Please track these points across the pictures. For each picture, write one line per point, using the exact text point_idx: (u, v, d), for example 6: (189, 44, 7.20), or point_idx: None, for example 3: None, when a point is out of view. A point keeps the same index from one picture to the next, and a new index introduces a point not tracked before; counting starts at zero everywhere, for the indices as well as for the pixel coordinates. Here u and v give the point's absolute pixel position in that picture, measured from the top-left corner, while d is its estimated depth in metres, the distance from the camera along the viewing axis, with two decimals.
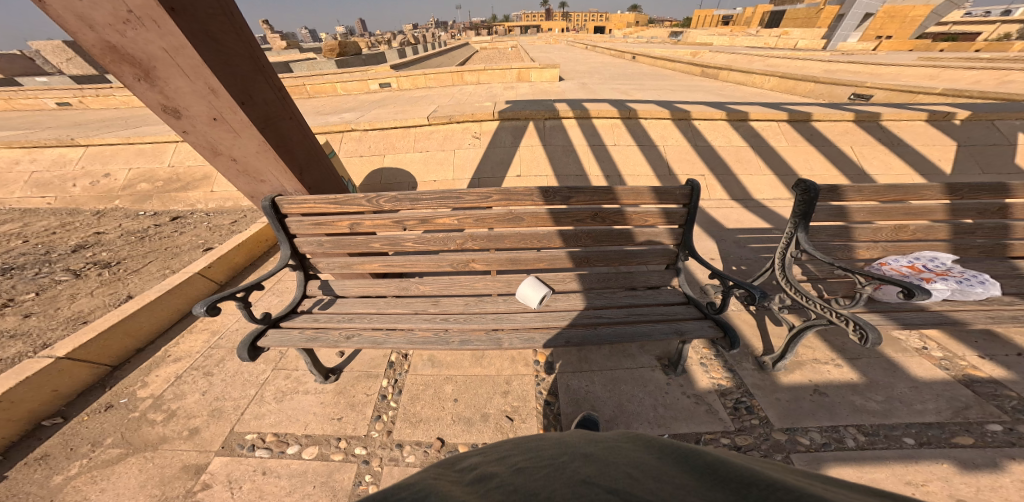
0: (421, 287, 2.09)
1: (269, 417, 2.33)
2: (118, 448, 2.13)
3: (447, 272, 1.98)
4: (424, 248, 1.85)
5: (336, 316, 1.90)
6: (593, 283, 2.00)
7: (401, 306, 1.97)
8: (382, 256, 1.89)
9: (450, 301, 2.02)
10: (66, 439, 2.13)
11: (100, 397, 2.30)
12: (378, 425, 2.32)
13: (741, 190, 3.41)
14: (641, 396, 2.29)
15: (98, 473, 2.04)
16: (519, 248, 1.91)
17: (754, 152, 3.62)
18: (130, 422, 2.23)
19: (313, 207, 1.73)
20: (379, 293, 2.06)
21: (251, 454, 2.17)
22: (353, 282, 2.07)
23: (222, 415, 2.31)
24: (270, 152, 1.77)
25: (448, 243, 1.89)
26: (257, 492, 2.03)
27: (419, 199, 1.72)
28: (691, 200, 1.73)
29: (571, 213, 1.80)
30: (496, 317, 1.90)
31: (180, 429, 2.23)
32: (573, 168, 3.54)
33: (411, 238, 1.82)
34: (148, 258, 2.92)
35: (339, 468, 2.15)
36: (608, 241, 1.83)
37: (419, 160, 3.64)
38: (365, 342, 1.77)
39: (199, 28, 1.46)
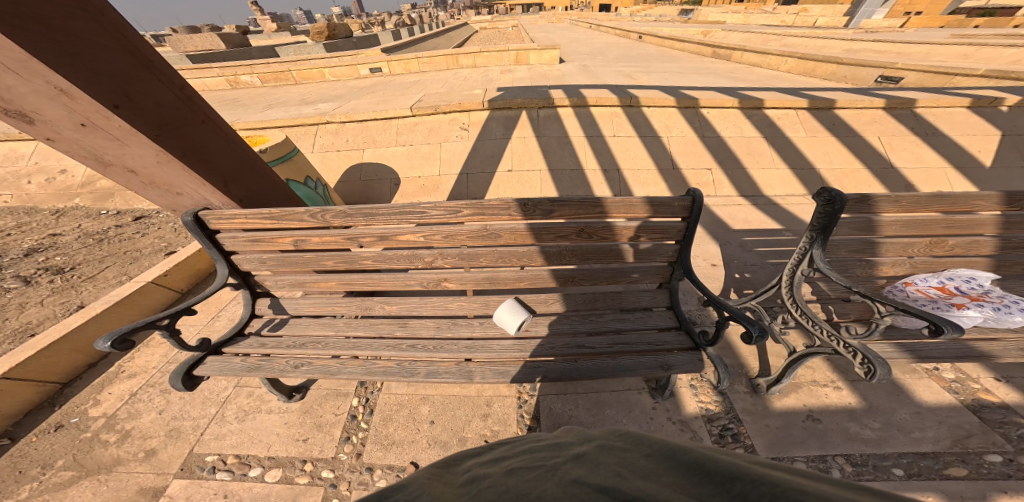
0: (387, 307, 1.88)
1: (231, 437, 2.15)
2: (70, 470, 1.98)
3: (418, 291, 1.78)
4: (392, 262, 1.66)
5: (293, 342, 1.74)
6: (579, 303, 1.80)
7: (363, 329, 1.79)
8: (337, 274, 1.71)
9: (420, 323, 1.83)
10: (16, 461, 1.99)
11: (49, 417, 2.14)
12: (346, 447, 2.14)
13: (752, 186, 3.14)
14: (624, 420, 2.09)
15: (49, 497, 1.89)
16: (496, 265, 1.70)
17: (767, 144, 3.29)
18: (83, 443, 2.08)
19: (243, 222, 1.53)
20: (338, 313, 1.88)
21: (211, 477, 2.01)
22: (309, 301, 1.89)
23: (179, 435, 2.14)
24: (170, 161, 1.60)
25: (412, 259, 1.66)
26: None
27: (379, 212, 1.51)
28: (691, 212, 1.47)
29: (555, 228, 1.56)
30: (470, 345, 1.72)
31: (136, 450, 2.07)
32: (569, 162, 3.28)
33: (371, 256, 1.63)
34: (105, 263, 2.75)
35: (305, 492, 1.98)
36: (596, 258, 1.61)
37: (402, 155, 3.39)
38: (316, 372, 1.63)
39: (15, 11, 1.17)
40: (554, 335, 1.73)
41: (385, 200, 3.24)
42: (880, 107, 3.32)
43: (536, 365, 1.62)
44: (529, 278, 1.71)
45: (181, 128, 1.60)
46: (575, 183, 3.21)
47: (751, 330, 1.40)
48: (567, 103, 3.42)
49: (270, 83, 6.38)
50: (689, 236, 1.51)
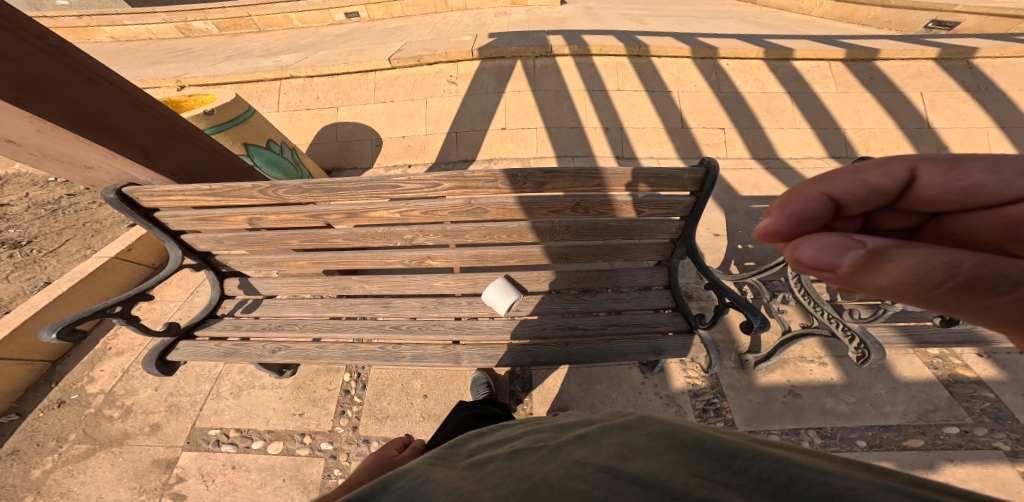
0: (366, 286, 1.74)
1: (229, 412, 2.16)
2: (84, 443, 2.03)
3: (398, 268, 1.66)
4: (364, 238, 1.51)
5: (267, 325, 1.64)
6: (570, 282, 1.67)
7: (342, 309, 1.69)
8: (307, 251, 1.58)
9: (404, 303, 1.71)
10: (29, 435, 2.04)
11: (49, 394, 2.17)
12: (343, 420, 2.13)
13: (766, 147, 2.94)
14: (611, 395, 2.06)
15: (75, 467, 1.97)
16: (482, 241, 1.55)
17: (788, 100, 3.01)
18: (88, 418, 2.11)
19: (191, 200, 1.37)
20: (314, 292, 1.75)
21: (217, 449, 2.04)
22: (281, 281, 1.76)
23: (180, 410, 2.16)
24: (55, 131, 1.36)
25: (386, 235, 1.51)
26: (229, 485, 1.93)
27: (343, 184, 1.34)
28: (702, 187, 1.30)
29: (548, 202, 1.39)
30: (458, 327, 1.63)
31: (142, 424, 2.11)
32: (567, 119, 3.03)
33: (343, 234, 1.50)
34: (66, 237, 2.62)
35: (308, 462, 2.00)
36: (595, 236, 1.46)
37: (383, 113, 3.14)
38: (296, 357, 1.55)
39: None
40: (545, 315, 1.65)
41: (366, 165, 3.12)
42: (932, 59, 2.98)
43: (528, 350, 1.52)
44: (523, 248, 1.58)
45: (56, 89, 1.31)
46: (574, 141, 3.00)
47: (751, 320, 1.28)
48: (567, 51, 3.05)
49: (230, 31, 5.84)
50: (697, 214, 1.35)
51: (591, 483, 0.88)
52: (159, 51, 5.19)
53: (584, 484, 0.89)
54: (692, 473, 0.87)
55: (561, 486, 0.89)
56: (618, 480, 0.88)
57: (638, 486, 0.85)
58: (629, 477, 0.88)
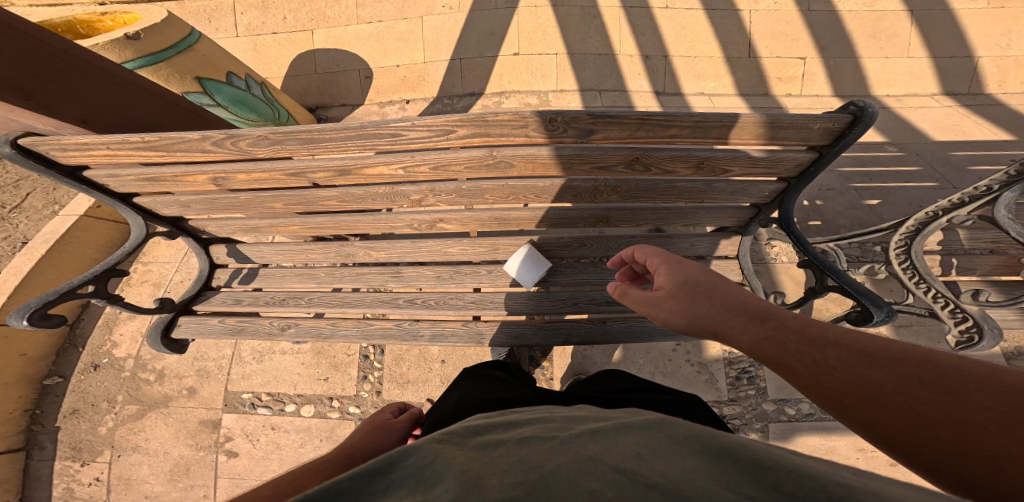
0: (372, 253, 1.45)
1: (257, 376, 2.32)
2: (134, 405, 2.38)
3: (404, 232, 1.40)
4: (360, 200, 1.24)
5: (263, 299, 1.41)
6: (610, 248, 1.40)
7: (349, 280, 1.44)
8: (295, 214, 1.30)
9: (415, 273, 1.45)
10: (82, 396, 2.41)
11: (82, 359, 2.46)
12: (366, 386, 2.21)
13: (856, 84, 2.51)
14: (640, 360, 1.91)
15: (133, 425, 2.35)
16: (502, 200, 1.28)
17: (907, 21, 2.50)
18: (128, 381, 2.42)
19: (143, 157, 1.07)
20: (316, 261, 1.46)
21: (255, 411, 2.27)
22: (276, 248, 1.44)
23: (210, 374, 2.35)
24: None
25: (380, 193, 1.21)
26: (275, 443, 2.23)
27: (324, 130, 1.01)
28: (835, 139, 0.98)
29: (600, 155, 1.07)
30: (478, 301, 1.42)
31: (178, 388, 2.36)
32: (594, 43, 2.54)
33: (335, 196, 1.21)
34: (25, 189, 2.29)
35: (341, 424, 2.21)
36: (647, 197, 1.20)
37: (371, 35, 2.64)
38: (307, 336, 1.37)
39: None
40: (578, 286, 1.44)
41: (356, 102, 2.69)
42: None
43: (558, 328, 1.34)
44: (569, 210, 1.28)
45: None
46: (603, 72, 2.54)
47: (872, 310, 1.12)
48: None
49: None
50: (810, 175, 1.07)
51: (604, 483, 0.63)
52: None
53: (595, 484, 0.62)
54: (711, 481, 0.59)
55: (568, 485, 0.63)
56: (633, 485, 0.61)
57: (658, 494, 0.58)
58: (646, 482, 0.61)
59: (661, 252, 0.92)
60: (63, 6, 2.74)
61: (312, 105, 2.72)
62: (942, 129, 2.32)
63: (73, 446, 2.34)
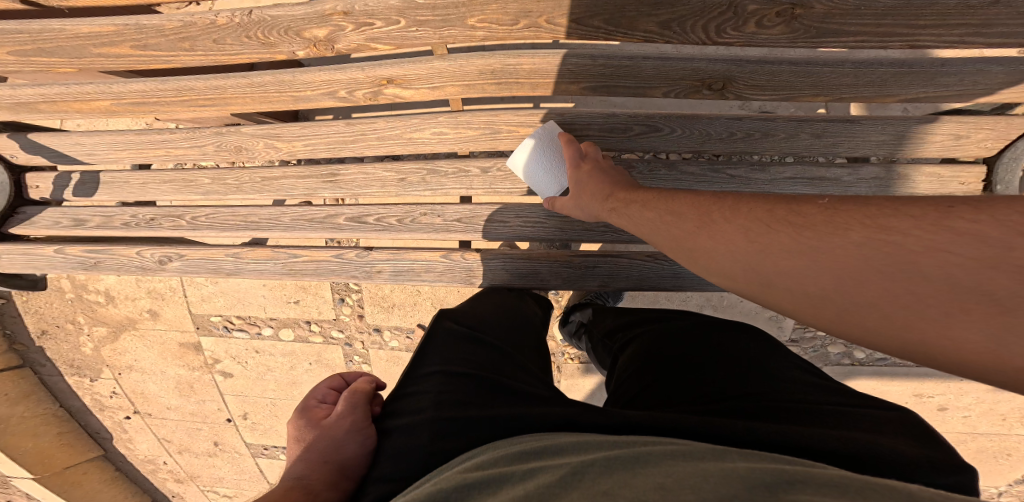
0: (275, 145, 0.91)
1: (220, 298, 1.89)
2: (100, 327, 2.01)
3: (340, 99, 0.84)
4: (171, 53, 0.83)
5: (123, 219, 1.00)
6: (709, 138, 0.90)
7: (270, 191, 0.94)
8: (109, 74, 0.91)
9: (348, 181, 0.93)
10: (40, 317, 2.03)
11: None
12: (346, 309, 1.84)
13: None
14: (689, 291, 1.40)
15: (113, 346, 2.05)
16: (504, 32, 0.72)
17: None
18: (79, 302, 1.98)
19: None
20: (202, 159, 0.96)
21: (231, 335, 1.95)
22: (105, 140, 0.96)
23: (163, 296, 1.91)
24: None
25: (167, 28, 0.77)
26: (263, 366, 1.99)
27: None
28: None
29: None
30: (467, 219, 0.93)
31: (137, 310, 1.95)
32: None
33: (112, 29, 0.80)
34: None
35: (325, 348, 1.91)
36: (886, 25, 0.69)
37: None
38: (204, 270, 1.00)
39: None
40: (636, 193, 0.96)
41: None
42: None
43: (594, 265, 0.95)
44: (706, 60, 0.75)
45: None
46: None
47: None
48: None
49: None
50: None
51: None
52: None
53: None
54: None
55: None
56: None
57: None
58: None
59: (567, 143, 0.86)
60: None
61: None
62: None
63: (72, 364, 2.11)
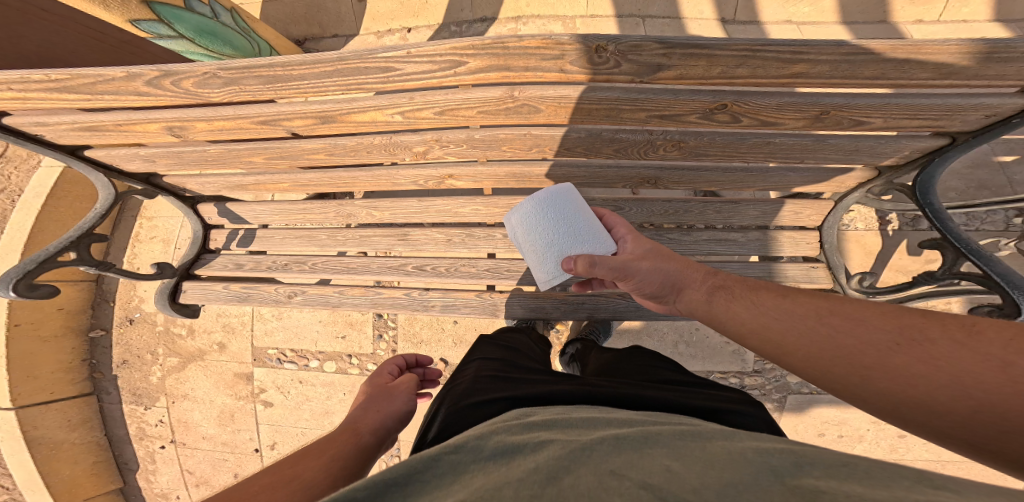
0: (375, 213, 1.31)
1: (280, 333, 2.25)
2: (173, 357, 2.36)
3: (412, 190, 1.27)
4: (345, 157, 1.14)
5: (234, 263, 1.39)
6: (652, 214, 1.28)
7: (353, 245, 1.32)
8: (287, 171, 1.24)
9: (422, 236, 1.31)
10: (126, 348, 2.39)
11: (116, 313, 2.37)
12: (382, 344, 2.17)
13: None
14: (665, 328, 1.76)
15: (177, 376, 2.37)
16: (525, 153, 1.11)
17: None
18: (164, 334, 2.35)
19: (64, 99, 0.96)
20: (315, 224, 1.34)
21: (283, 366, 2.27)
22: (273, 208, 1.35)
23: (234, 330, 2.29)
24: None
25: (352, 145, 1.08)
26: (304, 396, 2.26)
27: (292, 64, 0.85)
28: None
29: (668, 102, 0.89)
30: (493, 269, 1.29)
31: (210, 343, 2.31)
32: None
33: (321, 148, 1.10)
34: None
35: (361, 380, 2.21)
36: (735, 154, 1.05)
37: None
38: (317, 304, 1.34)
39: None
40: None
41: (351, 31, 2.61)
42: None
43: (582, 302, 1.29)
44: (639, 167, 1.13)
45: None
46: None
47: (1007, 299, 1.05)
48: None
49: None
50: (996, 132, 0.87)
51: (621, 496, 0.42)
52: None
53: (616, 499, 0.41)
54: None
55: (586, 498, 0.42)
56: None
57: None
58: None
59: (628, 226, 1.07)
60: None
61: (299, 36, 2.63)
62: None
63: (133, 392, 2.42)
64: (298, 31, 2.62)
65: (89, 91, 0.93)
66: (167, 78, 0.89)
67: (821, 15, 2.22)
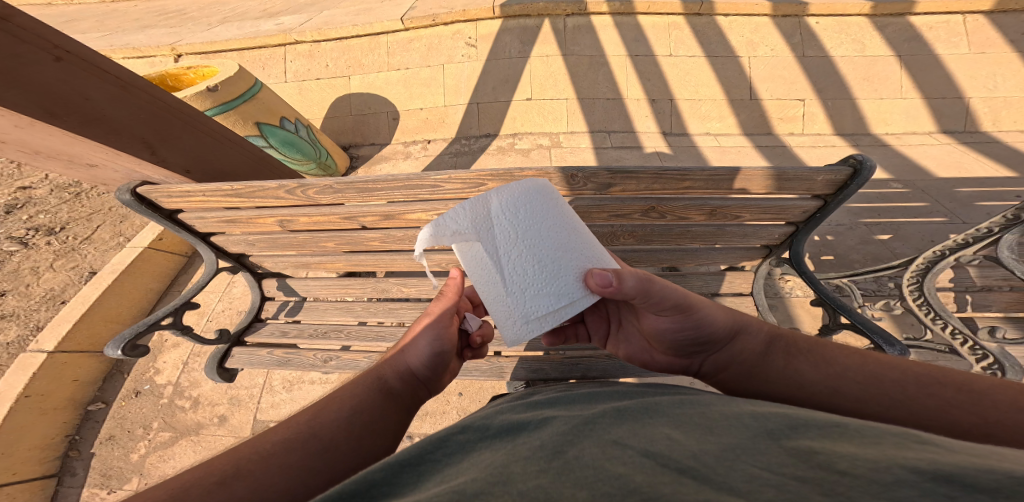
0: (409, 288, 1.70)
1: (285, 407, 2.21)
2: (166, 431, 2.16)
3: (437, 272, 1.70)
4: (402, 243, 1.61)
5: (303, 333, 1.75)
6: None
7: (384, 315, 1.75)
8: (343, 254, 1.70)
9: None
10: (119, 422, 2.20)
11: (125, 384, 2.31)
12: None
13: (855, 122, 3.23)
14: None
15: (163, 453, 2.11)
16: None
17: (895, 65, 3.26)
18: (164, 407, 2.23)
19: (228, 201, 1.48)
20: (353, 295, 1.83)
21: None
22: (320, 282, 1.84)
23: (240, 403, 2.23)
24: (198, 134, 1.71)
25: (409, 235, 1.56)
26: None
27: (377, 184, 1.38)
28: (846, 184, 1.25)
29: (617, 206, 1.40)
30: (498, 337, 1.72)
31: (210, 415, 2.20)
32: (608, 119, 3.27)
33: (378, 237, 1.58)
34: (87, 209, 2.94)
35: None
36: (669, 240, 1.52)
37: (397, 81, 3.40)
38: (346, 368, 1.64)
39: (167, 119, 1.59)
40: None
41: (383, 140, 3.43)
42: None
43: (575, 362, 1.56)
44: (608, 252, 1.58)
45: (187, 121, 1.66)
46: (610, 113, 3.28)
47: (884, 345, 1.37)
48: (604, 9, 3.26)
49: None
50: (815, 220, 1.39)
51: (631, 466, 0.60)
52: (154, 13, 5.22)
53: (622, 468, 0.59)
54: (765, 468, 0.55)
55: (592, 468, 0.60)
56: (663, 469, 0.58)
57: (691, 479, 0.55)
58: (678, 466, 0.58)
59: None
60: (144, 59, 3.58)
61: (346, 143, 3.48)
62: (927, 177, 2.80)
63: (103, 474, 2.07)
64: (346, 139, 3.48)
65: (247, 196, 1.45)
66: (300, 190, 1.41)
67: (729, 127, 3.29)
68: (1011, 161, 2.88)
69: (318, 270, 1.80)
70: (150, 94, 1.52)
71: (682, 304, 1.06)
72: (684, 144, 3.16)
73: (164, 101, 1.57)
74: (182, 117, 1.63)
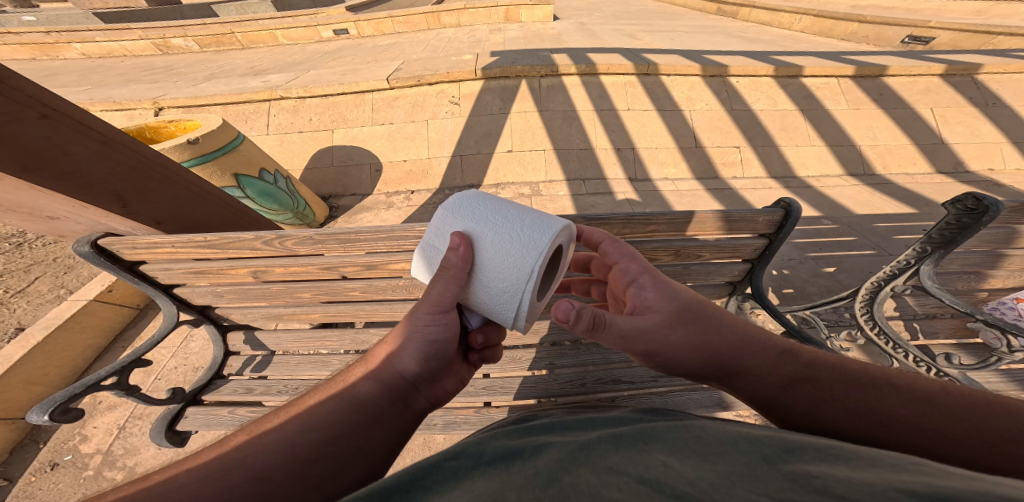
0: None
1: None
2: None
3: None
4: (384, 293, 1.58)
5: (276, 388, 1.64)
6: None
7: None
8: (319, 304, 1.64)
9: None
10: None
11: (39, 456, 1.96)
12: None
13: (783, 166, 3.52)
14: None
15: None
16: None
17: (800, 117, 3.65)
18: (89, 481, 1.88)
19: (198, 252, 1.43)
20: (329, 348, 1.76)
21: None
22: (293, 336, 1.79)
23: None
24: (174, 185, 1.67)
25: (391, 284, 1.54)
26: None
27: (360, 234, 1.38)
28: (781, 223, 1.38)
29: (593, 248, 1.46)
30: (488, 387, 1.64)
31: None
32: (576, 165, 3.46)
33: (359, 287, 1.55)
34: (28, 260, 2.75)
35: None
36: None
37: (382, 134, 3.52)
38: None
39: (138, 172, 1.55)
40: (582, 366, 1.66)
41: (365, 190, 3.46)
42: (938, 74, 3.72)
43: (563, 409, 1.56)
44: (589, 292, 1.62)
45: (159, 174, 1.62)
46: (581, 162, 3.47)
47: None
48: (573, 70, 3.57)
49: (212, 48, 6.04)
50: (766, 256, 1.49)
51: (629, 494, 0.61)
52: (141, 70, 5.29)
53: (619, 495, 0.61)
54: (763, 493, 0.58)
55: (589, 495, 0.62)
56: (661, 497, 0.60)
57: None
58: (675, 493, 0.60)
59: (642, 264, 1.15)
60: (125, 111, 3.56)
61: (327, 193, 3.48)
62: (869, 214, 3.05)
63: None
64: (327, 190, 3.49)
65: (221, 247, 1.40)
66: (278, 240, 1.39)
67: (684, 172, 3.53)
68: (911, 199, 3.16)
69: (292, 322, 1.72)
70: (129, 149, 1.52)
71: (635, 346, 1.07)
72: (650, 189, 3.34)
73: (139, 153, 1.55)
74: (154, 171, 1.60)
